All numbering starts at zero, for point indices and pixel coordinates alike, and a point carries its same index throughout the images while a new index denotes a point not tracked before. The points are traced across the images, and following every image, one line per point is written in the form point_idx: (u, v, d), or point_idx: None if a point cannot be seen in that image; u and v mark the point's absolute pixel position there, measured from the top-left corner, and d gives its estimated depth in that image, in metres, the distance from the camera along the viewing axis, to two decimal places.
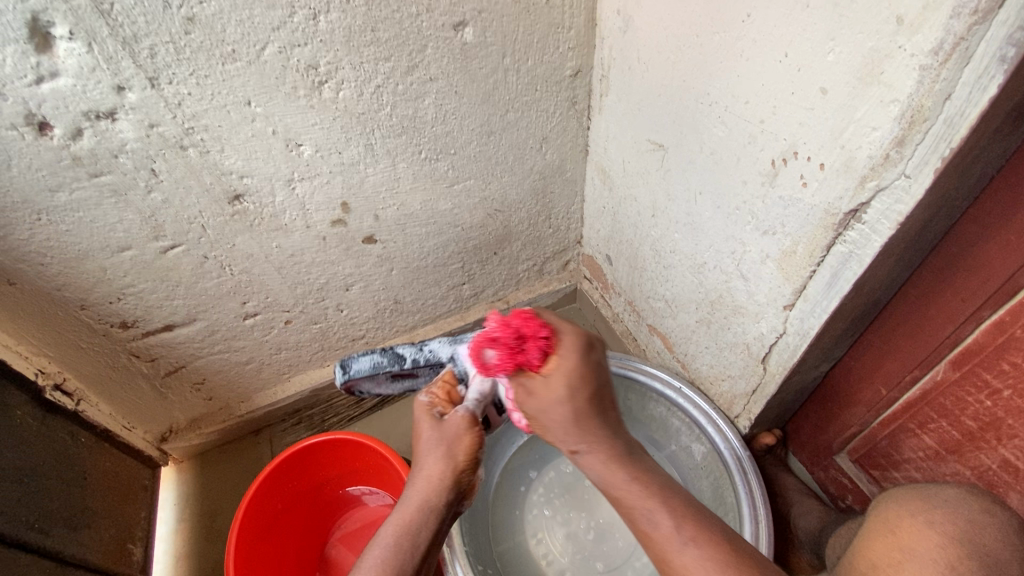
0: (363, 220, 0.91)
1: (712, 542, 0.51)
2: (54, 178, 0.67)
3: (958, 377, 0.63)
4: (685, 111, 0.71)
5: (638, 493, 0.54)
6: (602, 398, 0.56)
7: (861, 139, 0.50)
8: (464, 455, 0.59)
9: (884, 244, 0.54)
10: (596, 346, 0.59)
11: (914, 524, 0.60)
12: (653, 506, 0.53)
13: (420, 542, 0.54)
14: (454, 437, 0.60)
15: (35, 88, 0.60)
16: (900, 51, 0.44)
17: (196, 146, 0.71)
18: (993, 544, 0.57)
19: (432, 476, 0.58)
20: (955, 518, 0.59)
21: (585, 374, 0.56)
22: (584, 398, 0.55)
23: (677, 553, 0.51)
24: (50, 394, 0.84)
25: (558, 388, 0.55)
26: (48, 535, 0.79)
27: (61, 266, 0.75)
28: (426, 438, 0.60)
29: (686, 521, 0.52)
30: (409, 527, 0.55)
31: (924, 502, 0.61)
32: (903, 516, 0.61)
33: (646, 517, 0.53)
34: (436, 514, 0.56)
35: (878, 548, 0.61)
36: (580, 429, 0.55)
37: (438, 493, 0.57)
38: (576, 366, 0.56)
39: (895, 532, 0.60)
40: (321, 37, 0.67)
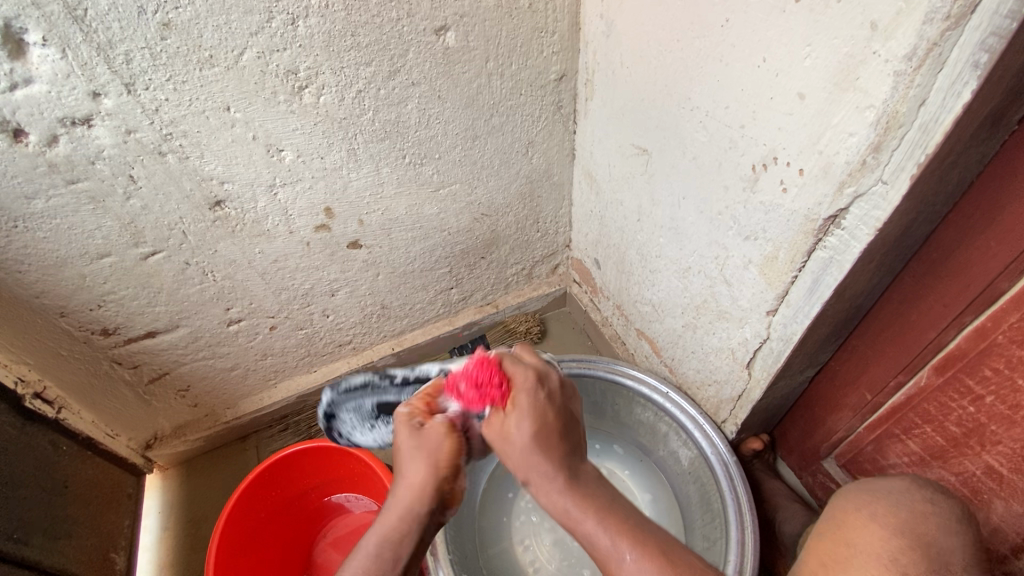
0: (347, 225, 0.90)
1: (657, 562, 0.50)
2: (29, 185, 0.66)
3: (941, 383, 0.62)
4: (668, 115, 0.71)
5: (587, 519, 0.52)
6: (559, 430, 0.57)
7: (838, 144, 0.50)
8: (442, 464, 0.56)
9: (863, 250, 0.53)
10: (551, 378, 0.60)
11: (859, 517, 0.59)
12: (603, 530, 0.52)
13: (401, 557, 0.52)
14: (432, 442, 0.57)
15: (8, 94, 0.59)
16: (874, 56, 0.43)
17: (175, 152, 0.71)
18: (937, 534, 0.55)
19: (411, 487, 0.55)
20: (898, 510, 0.58)
21: (544, 409, 0.57)
22: (539, 426, 0.56)
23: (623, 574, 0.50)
24: (31, 403, 0.83)
25: (515, 421, 0.56)
26: (27, 545, 0.78)
27: (39, 273, 0.75)
28: (403, 445, 0.58)
29: (632, 540, 0.51)
30: (389, 540, 0.53)
31: (870, 496, 0.61)
32: (850, 512, 0.60)
33: (591, 537, 0.52)
34: (416, 530, 0.54)
35: (825, 546, 0.59)
36: (531, 459, 0.54)
37: (420, 505, 0.55)
38: (534, 399, 0.57)
39: (842, 528, 0.59)
40: (300, 42, 0.66)
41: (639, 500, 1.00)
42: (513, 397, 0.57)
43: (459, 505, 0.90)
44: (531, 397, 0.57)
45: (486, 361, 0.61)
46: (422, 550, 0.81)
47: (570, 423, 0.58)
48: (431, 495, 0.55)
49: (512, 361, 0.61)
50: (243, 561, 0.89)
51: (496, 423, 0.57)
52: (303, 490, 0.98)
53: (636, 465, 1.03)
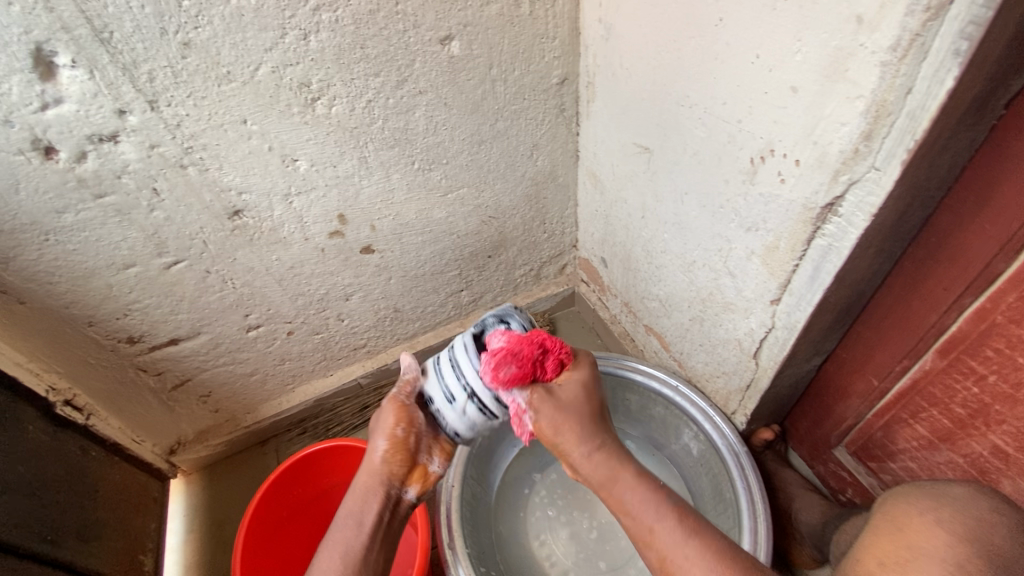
0: (360, 230, 0.93)
1: (697, 535, 0.55)
2: (60, 200, 0.69)
3: (945, 365, 0.63)
4: (667, 113, 0.73)
5: (628, 489, 0.58)
6: (601, 415, 0.64)
7: (832, 134, 0.51)
8: (389, 439, 0.66)
9: (860, 235, 0.55)
10: (587, 365, 0.66)
11: (922, 521, 0.57)
12: (639, 494, 0.58)
13: (365, 520, 0.63)
14: (384, 423, 0.67)
15: (41, 114, 0.62)
16: (862, 48, 0.45)
17: (196, 164, 0.74)
18: (1001, 542, 0.54)
19: (373, 462, 0.67)
20: (964, 516, 0.56)
21: (589, 387, 0.64)
22: (581, 408, 0.62)
23: (662, 540, 0.55)
24: (61, 409, 0.87)
25: (570, 390, 0.63)
26: (61, 546, 0.81)
27: (68, 284, 0.78)
28: (372, 426, 0.69)
29: (676, 514, 0.56)
30: (355, 503, 0.64)
31: (933, 501, 0.59)
32: (911, 515, 0.58)
33: (639, 512, 0.57)
34: (375, 499, 0.65)
35: (885, 546, 0.57)
36: (581, 433, 0.61)
37: (375, 479, 0.66)
38: (582, 383, 0.64)
39: (903, 531, 0.57)
40: (312, 56, 0.69)
41: None
42: (564, 374, 0.64)
43: (476, 500, 0.92)
44: (585, 380, 0.65)
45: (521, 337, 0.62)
46: (440, 543, 0.83)
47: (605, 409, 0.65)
48: (383, 471, 0.67)
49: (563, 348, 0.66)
50: (267, 559, 0.92)
51: (548, 397, 0.62)
52: (323, 490, 1.00)
53: (648, 460, 1.04)
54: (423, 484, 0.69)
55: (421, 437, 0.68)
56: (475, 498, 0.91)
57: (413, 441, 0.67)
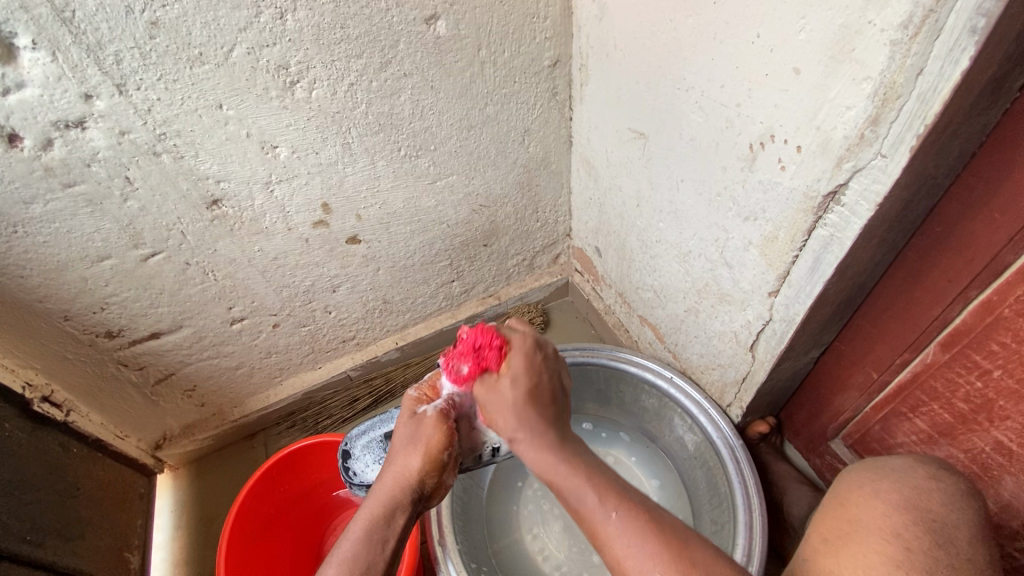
0: (345, 220, 0.90)
1: (637, 516, 0.50)
2: (27, 190, 0.66)
3: (948, 359, 0.61)
4: (663, 97, 0.70)
5: (569, 473, 0.53)
6: (545, 398, 0.57)
7: (836, 119, 0.49)
8: (430, 457, 0.57)
9: (863, 226, 0.52)
10: (547, 346, 0.62)
11: (862, 494, 0.57)
12: (577, 480, 0.53)
13: (387, 539, 0.53)
14: (424, 434, 0.58)
15: (1, 99, 0.59)
16: (870, 26, 0.42)
17: (170, 152, 0.71)
18: (940, 509, 0.54)
19: (401, 472, 0.57)
20: (902, 486, 0.57)
21: (535, 364, 0.59)
22: (530, 388, 0.57)
23: (601, 526, 0.51)
24: (38, 407, 0.84)
25: (512, 376, 0.58)
26: (42, 546, 0.79)
27: (41, 278, 0.75)
28: (401, 436, 0.60)
29: (614, 497, 0.52)
30: (380, 515, 0.54)
31: (872, 474, 0.59)
32: (853, 489, 0.59)
33: (577, 494, 0.52)
34: (401, 514, 0.55)
35: (828, 522, 0.57)
36: (522, 418, 0.56)
37: (403, 489, 0.56)
38: (528, 366, 0.58)
39: (844, 506, 0.58)
40: (290, 36, 0.66)
41: (647, 486, 1.00)
42: (509, 360, 0.59)
43: (467, 495, 0.91)
44: (525, 360, 0.59)
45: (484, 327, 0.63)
46: (430, 540, 0.81)
47: (560, 392, 0.60)
48: (418, 484, 0.57)
49: (508, 330, 0.63)
50: (254, 556, 0.90)
51: (492, 383, 0.58)
52: (312, 485, 0.98)
53: (642, 452, 1.03)
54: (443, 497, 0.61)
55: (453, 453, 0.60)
56: (466, 493, 0.90)
57: (450, 458, 0.59)
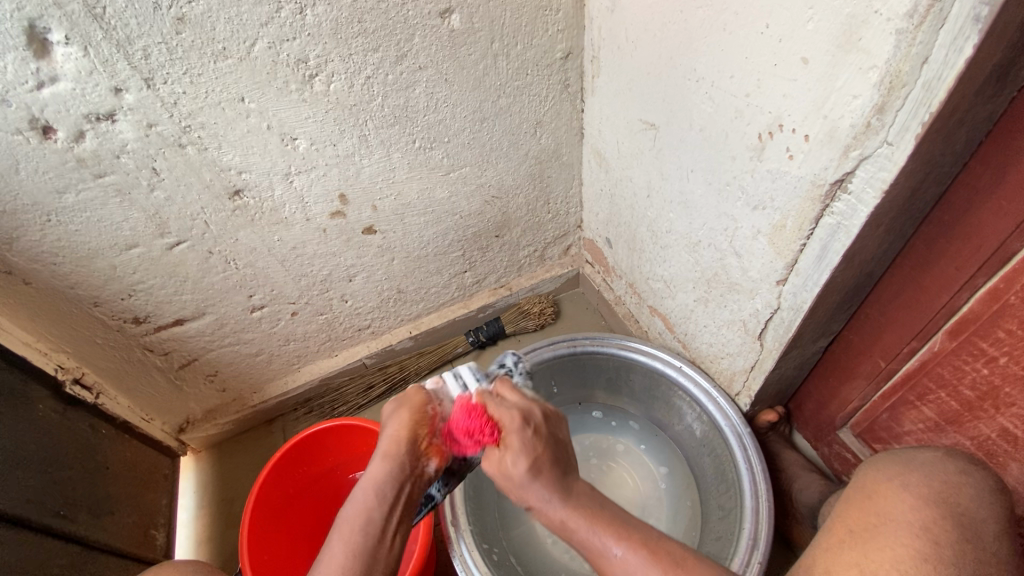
0: (362, 211, 0.92)
1: (640, 548, 0.55)
2: (60, 180, 0.69)
3: (955, 347, 0.62)
4: (673, 87, 0.71)
5: (578, 525, 0.57)
6: (546, 467, 0.59)
7: (843, 108, 0.50)
8: (417, 411, 0.64)
9: (870, 214, 0.53)
10: (535, 414, 0.62)
11: (890, 487, 0.55)
12: (593, 531, 0.56)
13: (387, 494, 0.58)
14: (409, 399, 0.65)
15: (37, 93, 0.62)
16: (876, 16, 0.43)
17: (194, 144, 0.73)
18: (969, 504, 0.53)
19: (392, 437, 0.62)
20: (930, 479, 0.55)
21: (530, 444, 0.59)
22: (533, 463, 0.58)
23: (609, 562, 0.55)
24: (70, 388, 0.88)
25: (509, 462, 0.58)
26: (74, 521, 0.83)
27: (73, 265, 0.78)
28: (388, 410, 0.66)
29: (617, 535, 0.55)
30: (379, 474, 0.59)
31: (900, 466, 0.57)
32: (880, 481, 0.57)
33: (587, 540, 0.56)
34: (394, 465, 0.60)
35: (854, 513, 0.55)
36: (531, 491, 0.58)
37: (396, 447, 0.61)
38: (524, 448, 0.58)
39: (871, 497, 0.55)
40: (309, 31, 0.68)
41: (655, 473, 1.02)
42: (505, 438, 0.60)
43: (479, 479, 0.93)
44: (521, 436, 0.59)
45: (472, 407, 0.64)
46: (444, 521, 0.83)
47: (559, 449, 0.62)
48: (408, 442, 0.62)
49: (496, 404, 0.63)
50: (275, 535, 0.93)
51: (494, 460, 0.60)
52: (329, 467, 1.02)
53: (651, 440, 1.04)
54: (443, 456, 0.64)
55: (435, 419, 0.66)
56: (477, 477, 0.92)
57: (431, 417, 0.65)
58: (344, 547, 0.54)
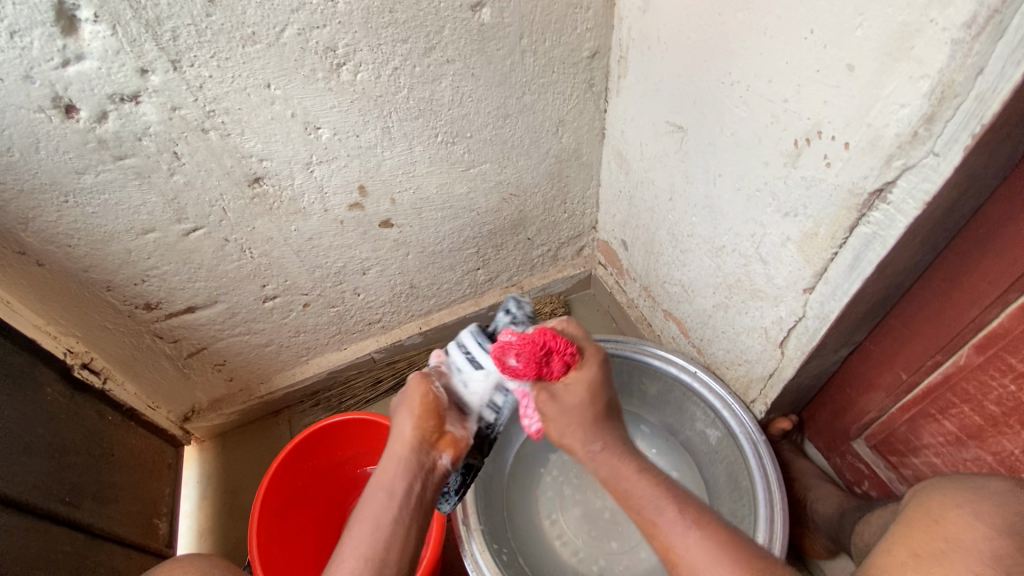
0: (380, 204, 0.91)
1: (707, 528, 0.55)
2: (80, 160, 0.68)
3: (982, 362, 0.62)
4: (705, 90, 0.70)
5: (639, 485, 0.61)
6: (603, 419, 0.67)
7: (888, 116, 0.49)
8: (421, 410, 0.66)
9: (909, 224, 0.53)
10: (602, 360, 0.69)
11: (961, 514, 0.52)
12: (655, 496, 0.60)
13: (397, 490, 0.61)
14: (412, 394, 0.67)
15: (62, 71, 0.60)
16: (931, 24, 0.43)
17: (217, 129, 0.72)
18: None
19: (401, 434, 0.65)
20: (1004, 509, 0.51)
21: (594, 387, 0.67)
22: (589, 387, 0.67)
23: (674, 537, 0.56)
24: (79, 372, 0.87)
25: (575, 387, 0.66)
26: (78, 508, 0.82)
27: (87, 247, 0.77)
28: (399, 400, 0.68)
29: (685, 511, 0.57)
30: (389, 472, 0.63)
31: (971, 492, 0.54)
32: (948, 506, 0.53)
33: (647, 505, 0.60)
34: (406, 463, 0.63)
35: (919, 538, 0.52)
36: (587, 434, 0.66)
37: (404, 447, 0.64)
38: (588, 384, 0.66)
39: (939, 523, 0.52)
40: (340, 18, 0.67)
41: None
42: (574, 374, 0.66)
43: (488, 478, 0.93)
44: (590, 370, 0.67)
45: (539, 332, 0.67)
46: (454, 520, 0.83)
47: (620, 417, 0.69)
48: (419, 440, 0.65)
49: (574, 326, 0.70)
50: (282, 528, 0.92)
51: (554, 392, 0.67)
52: (337, 462, 1.01)
53: (662, 445, 1.04)
54: (455, 447, 0.66)
55: (441, 410, 0.67)
56: (487, 475, 0.92)
57: (439, 409, 0.66)
58: (360, 543, 0.58)
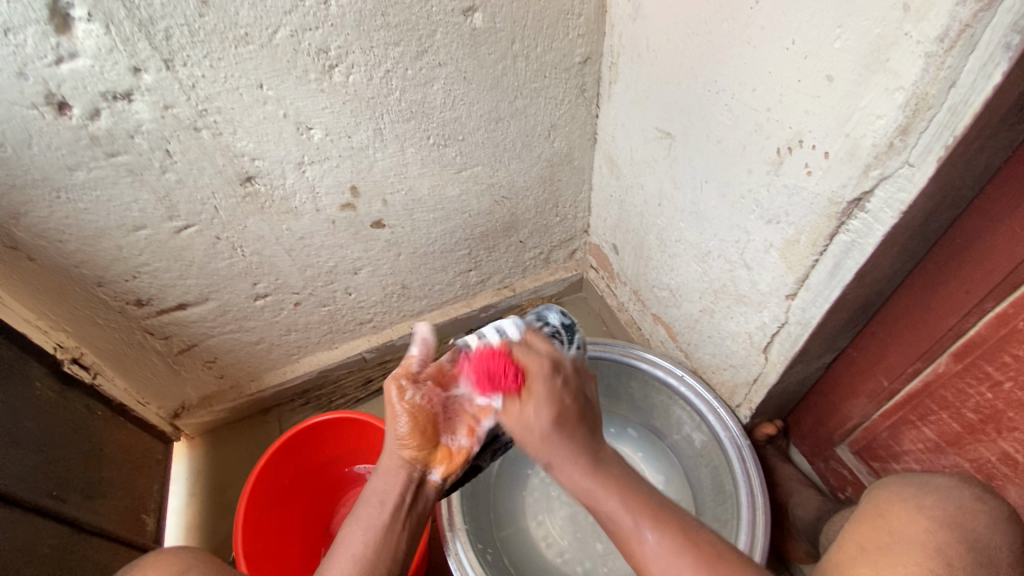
0: (372, 204, 0.92)
1: (675, 535, 0.53)
2: (73, 157, 0.69)
3: (959, 369, 0.62)
4: (692, 97, 0.71)
5: (607, 494, 0.57)
6: (568, 419, 0.61)
7: (866, 127, 0.50)
8: (421, 421, 0.64)
9: (886, 233, 0.54)
10: (564, 364, 0.65)
11: (904, 508, 0.56)
12: (622, 507, 0.56)
13: (388, 505, 0.60)
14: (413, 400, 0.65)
15: (55, 68, 0.61)
16: (906, 38, 0.44)
17: (209, 128, 0.73)
18: (983, 528, 0.53)
19: (396, 444, 0.64)
20: (945, 502, 0.55)
21: (552, 394, 0.62)
22: (548, 398, 0.61)
23: (642, 550, 0.53)
24: (68, 367, 0.87)
25: (534, 403, 0.61)
26: (66, 502, 0.82)
27: (79, 243, 0.78)
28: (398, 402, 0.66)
29: (654, 521, 0.54)
30: (381, 487, 0.61)
31: (914, 488, 0.58)
32: (894, 501, 0.57)
33: (615, 516, 0.56)
34: (400, 476, 0.62)
35: (866, 531, 0.56)
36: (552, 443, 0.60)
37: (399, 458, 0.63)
38: (547, 393, 0.62)
39: (884, 517, 0.56)
40: (332, 21, 0.68)
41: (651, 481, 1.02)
42: (529, 385, 0.63)
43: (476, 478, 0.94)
44: (548, 383, 0.63)
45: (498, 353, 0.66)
46: (440, 520, 0.83)
47: (589, 406, 0.64)
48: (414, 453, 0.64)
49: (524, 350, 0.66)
50: (270, 527, 0.93)
51: (515, 410, 0.62)
52: (325, 460, 1.01)
53: (649, 448, 1.04)
54: (448, 464, 0.66)
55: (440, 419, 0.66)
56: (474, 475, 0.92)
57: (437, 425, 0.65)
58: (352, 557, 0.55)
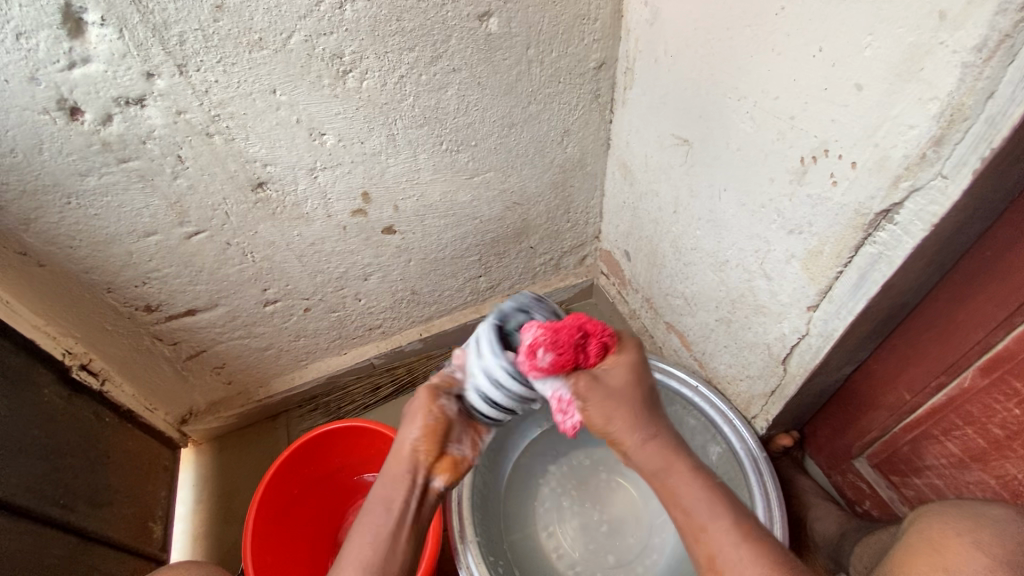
0: (383, 210, 0.91)
1: (748, 536, 0.55)
2: (84, 163, 0.68)
3: (986, 384, 0.61)
4: (711, 104, 0.70)
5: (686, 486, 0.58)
6: (645, 400, 0.60)
7: (897, 137, 0.49)
8: (426, 428, 0.62)
9: (915, 246, 0.52)
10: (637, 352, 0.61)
11: (961, 543, 0.58)
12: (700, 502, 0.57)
13: (393, 508, 0.60)
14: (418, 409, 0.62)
15: (67, 73, 0.60)
16: (942, 46, 0.43)
17: (222, 133, 0.72)
18: None
19: (402, 449, 0.63)
20: (1004, 539, 0.58)
21: (638, 370, 0.60)
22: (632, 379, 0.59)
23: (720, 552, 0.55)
24: (78, 373, 0.86)
25: (611, 378, 0.59)
26: (73, 511, 0.81)
27: (89, 249, 0.77)
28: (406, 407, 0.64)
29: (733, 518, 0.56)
30: (385, 493, 0.61)
31: (970, 522, 0.60)
32: (949, 535, 0.60)
33: (693, 512, 0.57)
34: (404, 482, 0.62)
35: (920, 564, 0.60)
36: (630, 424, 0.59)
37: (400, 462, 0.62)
38: (629, 370, 0.59)
39: (939, 551, 0.59)
40: (347, 26, 0.67)
41: None
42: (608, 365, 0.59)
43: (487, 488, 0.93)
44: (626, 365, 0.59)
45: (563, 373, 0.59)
46: (452, 532, 0.82)
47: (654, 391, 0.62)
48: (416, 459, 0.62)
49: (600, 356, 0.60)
50: (279, 536, 0.92)
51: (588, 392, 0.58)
52: (333, 468, 1.00)
53: None
54: (450, 471, 0.63)
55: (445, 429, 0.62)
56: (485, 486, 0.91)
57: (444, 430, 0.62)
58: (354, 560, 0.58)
